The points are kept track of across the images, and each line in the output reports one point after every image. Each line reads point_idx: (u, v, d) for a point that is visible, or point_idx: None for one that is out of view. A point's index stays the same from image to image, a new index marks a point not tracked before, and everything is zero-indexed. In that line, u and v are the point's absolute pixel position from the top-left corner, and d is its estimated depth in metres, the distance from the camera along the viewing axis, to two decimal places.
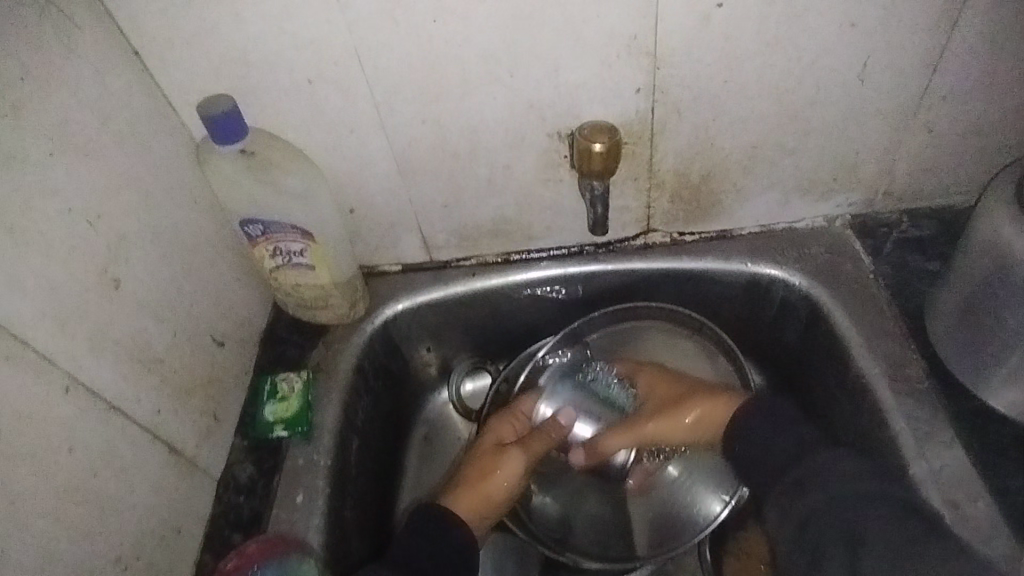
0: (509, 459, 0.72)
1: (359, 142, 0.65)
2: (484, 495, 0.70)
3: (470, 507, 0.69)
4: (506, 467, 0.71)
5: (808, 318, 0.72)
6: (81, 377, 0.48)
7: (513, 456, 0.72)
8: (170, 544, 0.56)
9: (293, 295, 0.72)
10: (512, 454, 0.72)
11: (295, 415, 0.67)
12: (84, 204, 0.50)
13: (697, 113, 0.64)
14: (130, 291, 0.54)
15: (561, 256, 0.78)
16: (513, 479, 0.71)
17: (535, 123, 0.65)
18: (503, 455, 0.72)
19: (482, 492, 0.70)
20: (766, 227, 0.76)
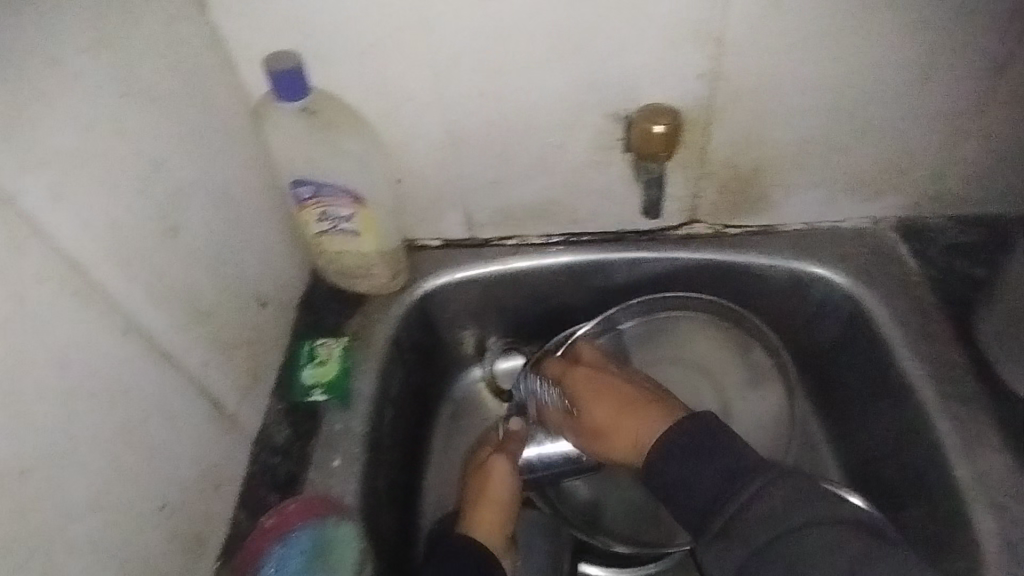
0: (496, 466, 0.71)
1: (415, 112, 0.64)
2: (496, 506, 0.69)
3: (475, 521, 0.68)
4: (495, 473, 0.71)
5: (850, 317, 0.72)
6: (138, 321, 0.48)
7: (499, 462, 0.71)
8: (209, 498, 0.56)
9: (334, 262, 0.71)
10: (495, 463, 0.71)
11: (334, 380, 0.66)
12: (150, 148, 0.50)
13: (756, 104, 0.64)
14: (186, 241, 0.54)
15: (602, 241, 0.77)
16: (507, 479, 0.70)
17: (593, 103, 0.64)
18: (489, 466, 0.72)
19: (490, 504, 0.69)
20: (811, 224, 0.76)
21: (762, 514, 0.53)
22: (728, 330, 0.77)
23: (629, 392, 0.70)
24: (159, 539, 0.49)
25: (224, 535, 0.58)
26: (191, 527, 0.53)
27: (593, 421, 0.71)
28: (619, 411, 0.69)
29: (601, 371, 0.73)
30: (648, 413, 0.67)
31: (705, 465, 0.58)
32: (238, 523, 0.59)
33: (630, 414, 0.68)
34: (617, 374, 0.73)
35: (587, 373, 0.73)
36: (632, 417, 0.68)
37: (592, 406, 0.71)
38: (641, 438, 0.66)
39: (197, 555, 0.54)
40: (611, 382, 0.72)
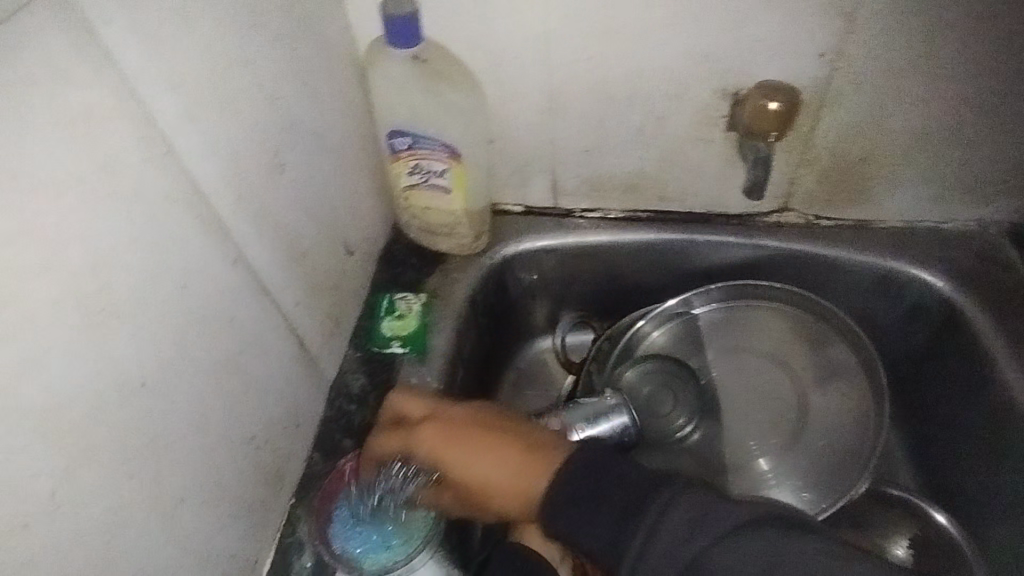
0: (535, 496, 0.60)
1: (519, 70, 0.63)
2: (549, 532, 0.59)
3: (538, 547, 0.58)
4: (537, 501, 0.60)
5: (945, 322, 0.69)
6: (245, 252, 0.49)
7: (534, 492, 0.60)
8: (290, 435, 0.57)
9: (419, 218, 0.71)
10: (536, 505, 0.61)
11: (412, 335, 0.66)
12: (267, 81, 0.50)
13: (876, 89, 0.61)
14: (290, 179, 0.54)
15: (687, 221, 0.76)
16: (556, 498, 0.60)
17: (703, 75, 0.62)
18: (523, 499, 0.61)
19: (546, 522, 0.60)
20: (912, 223, 0.72)
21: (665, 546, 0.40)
22: (810, 325, 0.75)
23: (484, 437, 0.52)
24: (246, 469, 0.50)
25: (300, 475, 0.58)
26: (273, 461, 0.54)
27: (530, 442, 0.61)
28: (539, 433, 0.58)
29: (414, 439, 0.54)
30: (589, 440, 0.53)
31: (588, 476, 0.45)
32: (314, 465, 0.59)
33: (488, 446, 0.51)
34: (426, 429, 0.54)
35: (444, 432, 0.54)
36: (513, 462, 0.49)
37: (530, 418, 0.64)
38: (528, 485, 0.48)
39: (276, 490, 0.55)
40: (464, 420, 0.54)
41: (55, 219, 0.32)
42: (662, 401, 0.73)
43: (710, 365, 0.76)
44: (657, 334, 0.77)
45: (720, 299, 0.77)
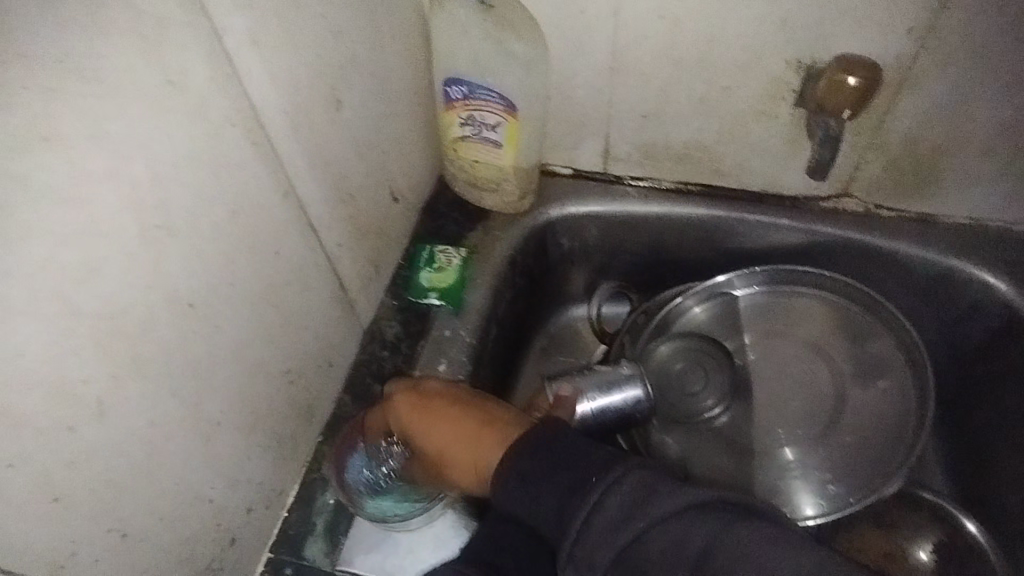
0: None
1: (586, 26, 0.60)
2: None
3: None
4: None
5: (1002, 328, 0.66)
6: (296, 185, 0.48)
7: None
8: (323, 374, 0.57)
9: (466, 171, 0.70)
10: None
11: (450, 288, 0.66)
12: (333, 12, 0.48)
13: (963, 74, 0.57)
14: (345, 117, 0.53)
15: (739, 198, 0.73)
16: None
17: (779, 45, 0.59)
18: None
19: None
20: (979, 221, 0.69)
21: (601, 524, 0.39)
22: (855, 317, 0.72)
23: (455, 409, 0.52)
24: (279, 401, 0.51)
25: (330, 413, 0.59)
26: (304, 396, 0.54)
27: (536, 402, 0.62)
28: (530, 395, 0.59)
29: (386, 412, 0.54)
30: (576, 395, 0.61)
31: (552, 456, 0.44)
32: (343, 405, 0.60)
33: (460, 428, 0.51)
34: (398, 400, 0.54)
35: (416, 406, 0.54)
36: (471, 434, 0.50)
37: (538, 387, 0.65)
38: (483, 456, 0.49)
39: (305, 425, 0.55)
40: (439, 393, 0.54)
41: (124, 127, 0.32)
42: (693, 379, 0.72)
43: (747, 348, 0.74)
44: (696, 311, 0.75)
45: (765, 282, 0.74)
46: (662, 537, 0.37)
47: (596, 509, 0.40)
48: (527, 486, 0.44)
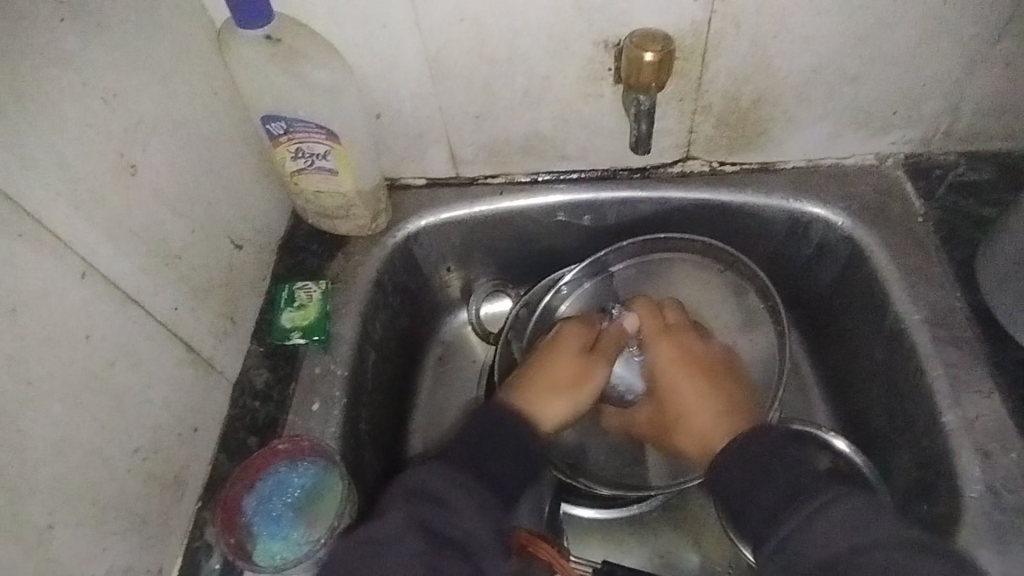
0: (596, 369, 0.68)
1: (391, 41, 0.60)
2: (559, 398, 0.66)
3: (561, 412, 0.66)
4: (596, 378, 0.68)
5: (848, 260, 0.69)
6: (97, 263, 0.47)
7: (598, 366, 0.68)
8: (186, 442, 0.55)
9: (313, 203, 0.69)
10: (594, 366, 0.68)
11: (313, 324, 0.65)
12: (99, 78, 0.47)
13: (757, 28, 0.59)
14: (147, 180, 0.51)
15: (592, 178, 0.74)
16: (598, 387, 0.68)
17: (581, 29, 0.59)
18: (591, 365, 0.68)
19: (564, 398, 0.66)
20: (813, 161, 0.72)
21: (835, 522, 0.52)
22: (723, 272, 0.74)
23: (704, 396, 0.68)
24: (133, 481, 0.49)
25: (205, 478, 0.57)
26: (167, 470, 0.53)
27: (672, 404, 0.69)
28: (699, 407, 0.68)
29: (657, 343, 0.71)
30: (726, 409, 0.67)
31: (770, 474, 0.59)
32: (219, 465, 0.58)
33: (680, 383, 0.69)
34: (670, 346, 0.70)
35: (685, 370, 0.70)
36: (684, 371, 0.70)
37: (676, 387, 0.69)
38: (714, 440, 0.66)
39: (176, 497, 0.54)
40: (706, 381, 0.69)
41: None
42: None
43: None
44: (574, 295, 0.76)
45: (634, 255, 0.75)
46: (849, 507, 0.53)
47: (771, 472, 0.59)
48: (754, 481, 0.59)
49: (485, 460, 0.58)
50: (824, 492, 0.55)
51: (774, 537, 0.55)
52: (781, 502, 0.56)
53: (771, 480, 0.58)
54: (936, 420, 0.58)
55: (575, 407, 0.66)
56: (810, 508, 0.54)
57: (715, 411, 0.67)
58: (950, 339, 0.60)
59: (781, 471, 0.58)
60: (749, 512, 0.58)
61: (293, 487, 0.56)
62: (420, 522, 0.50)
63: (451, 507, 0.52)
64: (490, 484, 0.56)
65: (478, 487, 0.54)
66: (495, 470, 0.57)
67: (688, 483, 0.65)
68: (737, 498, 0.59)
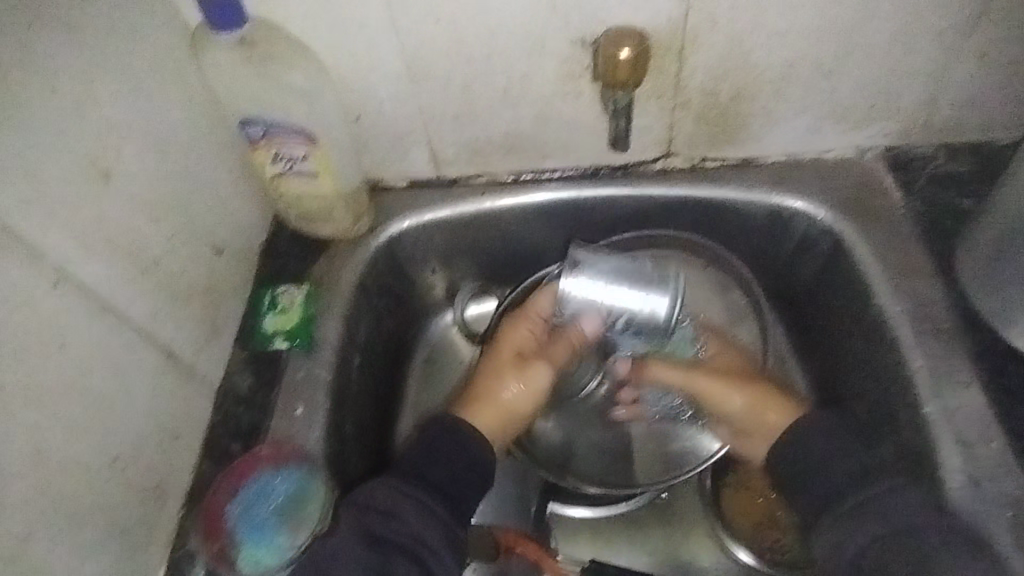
0: (533, 373, 0.68)
1: (368, 42, 0.60)
2: (500, 406, 0.67)
3: (491, 421, 0.67)
4: (530, 383, 0.68)
5: (830, 253, 0.69)
6: (71, 271, 0.46)
7: (537, 370, 0.68)
8: (168, 450, 0.55)
9: (294, 206, 0.69)
10: (531, 368, 0.68)
11: (295, 329, 0.65)
12: (68, 84, 0.46)
13: (733, 24, 0.59)
14: (122, 187, 0.51)
15: (575, 177, 0.74)
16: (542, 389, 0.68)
17: (558, 28, 0.59)
18: (527, 369, 0.68)
19: (499, 406, 0.67)
20: (793, 155, 0.72)
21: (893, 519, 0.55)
22: (707, 267, 0.73)
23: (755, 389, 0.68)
24: (113, 491, 0.49)
25: (188, 484, 0.57)
26: (148, 478, 0.53)
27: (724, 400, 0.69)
28: (746, 399, 0.68)
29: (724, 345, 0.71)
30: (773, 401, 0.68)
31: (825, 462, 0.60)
32: (202, 472, 0.58)
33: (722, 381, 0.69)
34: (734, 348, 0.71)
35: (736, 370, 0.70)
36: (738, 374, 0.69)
37: (729, 379, 0.69)
38: (772, 425, 0.67)
39: (158, 505, 0.53)
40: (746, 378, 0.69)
41: None
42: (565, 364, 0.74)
43: None
44: None
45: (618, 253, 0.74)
46: (898, 503, 0.55)
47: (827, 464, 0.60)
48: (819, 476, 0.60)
49: (429, 467, 0.60)
50: (880, 484, 0.57)
51: (828, 515, 0.58)
52: (849, 482, 0.58)
53: (845, 457, 0.60)
54: (918, 412, 0.58)
55: (508, 415, 0.67)
56: (863, 496, 0.57)
57: (779, 407, 0.67)
58: (931, 331, 0.61)
59: (857, 450, 0.60)
60: (808, 488, 0.60)
61: (275, 492, 0.55)
62: (366, 533, 0.54)
63: (400, 515, 0.55)
64: (433, 492, 0.58)
65: (422, 493, 0.57)
66: (436, 477, 0.59)
67: (678, 480, 0.67)
68: (803, 474, 0.61)
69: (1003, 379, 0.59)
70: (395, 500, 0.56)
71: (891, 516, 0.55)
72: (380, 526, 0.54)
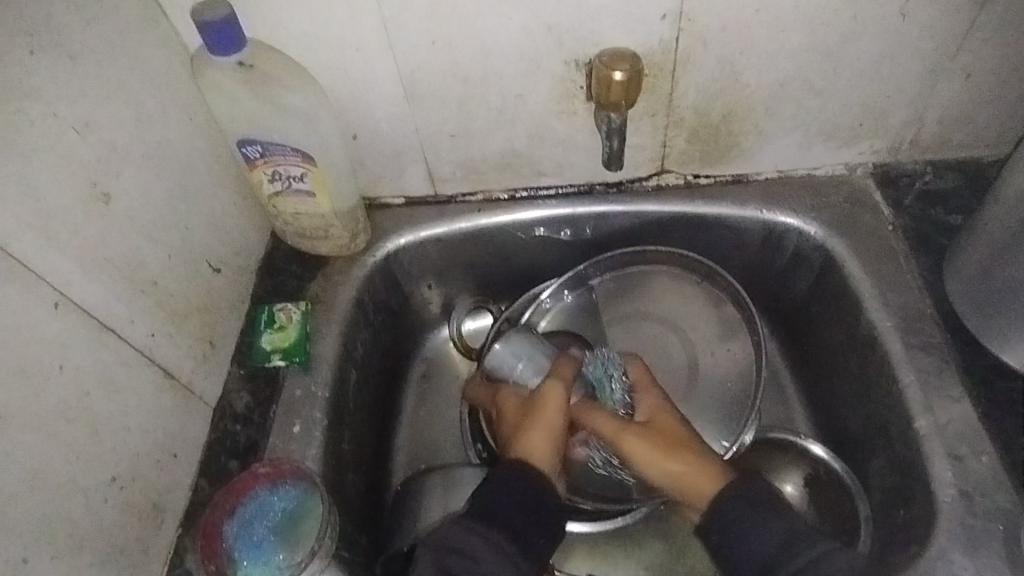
0: (550, 390, 0.65)
1: (365, 63, 0.61)
2: (544, 431, 0.63)
3: (542, 447, 0.63)
4: (553, 400, 0.64)
5: (822, 268, 0.70)
6: (71, 293, 0.47)
7: (551, 387, 0.65)
8: (166, 469, 0.55)
9: (291, 224, 0.69)
10: (546, 392, 0.65)
11: (293, 346, 0.65)
12: (71, 108, 0.47)
13: (723, 45, 0.60)
14: (121, 208, 0.52)
15: (571, 194, 0.75)
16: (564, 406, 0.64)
17: (552, 49, 0.60)
18: (541, 390, 0.65)
19: (542, 429, 0.63)
20: (784, 172, 0.73)
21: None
22: (701, 283, 0.74)
23: (681, 449, 0.63)
24: (111, 511, 0.49)
25: (185, 504, 0.57)
26: (146, 498, 0.53)
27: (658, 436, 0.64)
28: (671, 458, 0.63)
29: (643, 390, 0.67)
30: (679, 457, 0.63)
31: (749, 530, 0.57)
32: (200, 490, 0.58)
33: (669, 448, 0.63)
34: (654, 394, 0.66)
35: (651, 433, 0.64)
36: (670, 433, 0.64)
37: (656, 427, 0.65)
38: (699, 498, 0.61)
39: (157, 524, 0.54)
40: (672, 438, 0.64)
41: None
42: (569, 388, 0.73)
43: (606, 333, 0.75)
44: (553, 310, 0.76)
45: (612, 268, 0.76)
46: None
47: (749, 535, 0.57)
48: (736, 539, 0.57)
49: (497, 508, 0.58)
50: (805, 554, 0.54)
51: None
52: (781, 548, 0.55)
53: (767, 526, 0.56)
54: (910, 426, 0.59)
55: (547, 433, 0.63)
56: (791, 572, 0.54)
57: (702, 469, 0.62)
58: (921, 346, 0.62)
59: (778, 519, 0.57)
60: (738, 558, 0.57)
61: (275, 508, 0.55)
62: (439, 566, 0.54)
63: (476, 556, 0.55)
64: (505, 532, 0.57)
65: (496, 533, 0.56)
66: (509, 519, 0.57)
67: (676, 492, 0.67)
68: (729, 542, 0.58)
69: (993, 394, 0.60)
70: (472, 534, 0.56)
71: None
72: (456, 564, 0.54)
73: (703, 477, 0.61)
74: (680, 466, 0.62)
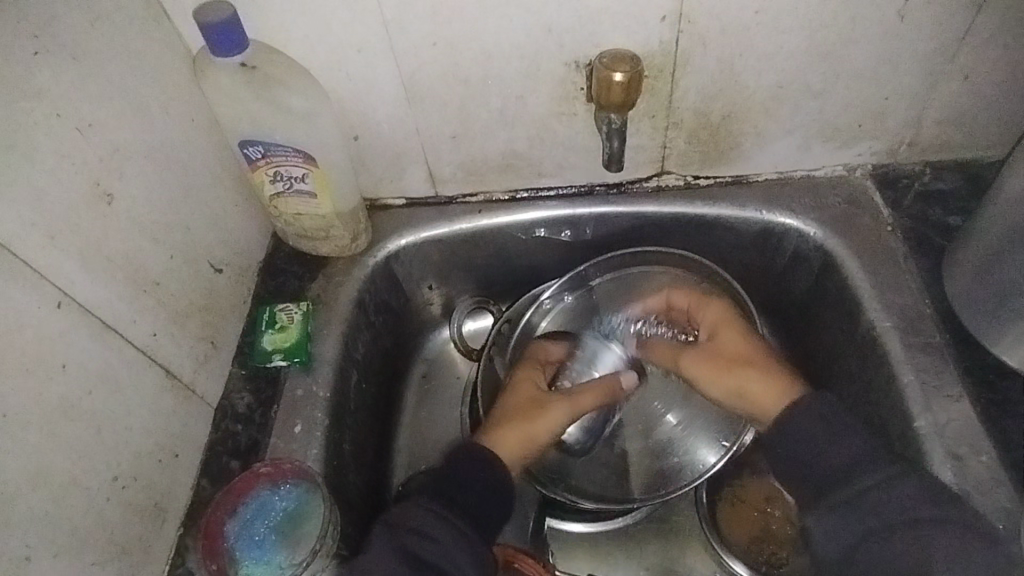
0: (555, 410, 0.66)
1: (366, 64, 0.61)
2: (524, 437, 0.64)
3: (513, 444, 0.64)
4: (553, 417, 0.65)
5: (821, 268, 0.71)
6: (73, 293, 0.47)
7: (558, 408, 0.66)
8: (167, 468, 0.55)
9: (293, 225, 0.69)
10: (552, 404, 0.66)
11: (294, 347, 0.65)
12: (74, 109, 0.47)
13: (723, 47, 0.60)
14: (124, 209, 0.52)
15: (571, 194, 0.75)
16: (560, 427, 0.66)
17: (553, 50, 0.60)
18: (546, 403, 0.66)
19: (522, 433, 0.65)
20: (783, 173, 0.73)
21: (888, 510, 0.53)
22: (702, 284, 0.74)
23: (751, 360, 0.65)
24: (113, 510, 0.49)
25: (186, 503, 0.57)
26: (147, 497, 0.53)
27: (725, 350, 0.67)
28: (746, 370, 0.64)
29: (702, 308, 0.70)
30: (750, 369, 0.64)
31: (829, 438, 0.58)
32: (201, 490, 0.58)
33: (735, 363, 0.65)
34: (714, 307, 0.69)
35: (717, 351, 0.67)
36: (746, 345, 0.66)
37: (723, 339, 0.67)
38: (766, 409, 0.63)
39: (158, 524, 0.54)
40: (735, 351, 0.66)
41: None
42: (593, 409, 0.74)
43: (606, 334, 0.76)
44: (553, 312, 0.76)
45: (613, 269, 0.75)
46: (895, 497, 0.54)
47: (827, 449, 0.57)
48: (810, 449, 0.58)
49: (452, 492, 0.59)
50: (876, 474, 0.55)
51: (822, 504, 0.56)
52: (854, 462, 0.56)
53: (845, 437, 0.57)
54: (909, 425, 0.59)
55: (526, 442, 0.64)
56: (856, 493, 0.55)
57: (767, 378, 0.63)
58: (921, 346, 0.62)
59: (856, 431, 0.57)
60: (802, 468, 0.58)
61: (277, 509, 0.55)
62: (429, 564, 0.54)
63: (438, 538, 0.55)
64: (461, 513, 0.58)
65: (453, 514, 0.57)
66: (463, 500, 0.59)
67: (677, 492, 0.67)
68: (800, 454, 0.59)
69: (992, 394, 0.60)
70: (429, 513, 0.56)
71: (885, 510, 0.54)
72: (415, 543, 0.54)
73: (773, 390, 0.63)
74: (749, 379, 0.64)
